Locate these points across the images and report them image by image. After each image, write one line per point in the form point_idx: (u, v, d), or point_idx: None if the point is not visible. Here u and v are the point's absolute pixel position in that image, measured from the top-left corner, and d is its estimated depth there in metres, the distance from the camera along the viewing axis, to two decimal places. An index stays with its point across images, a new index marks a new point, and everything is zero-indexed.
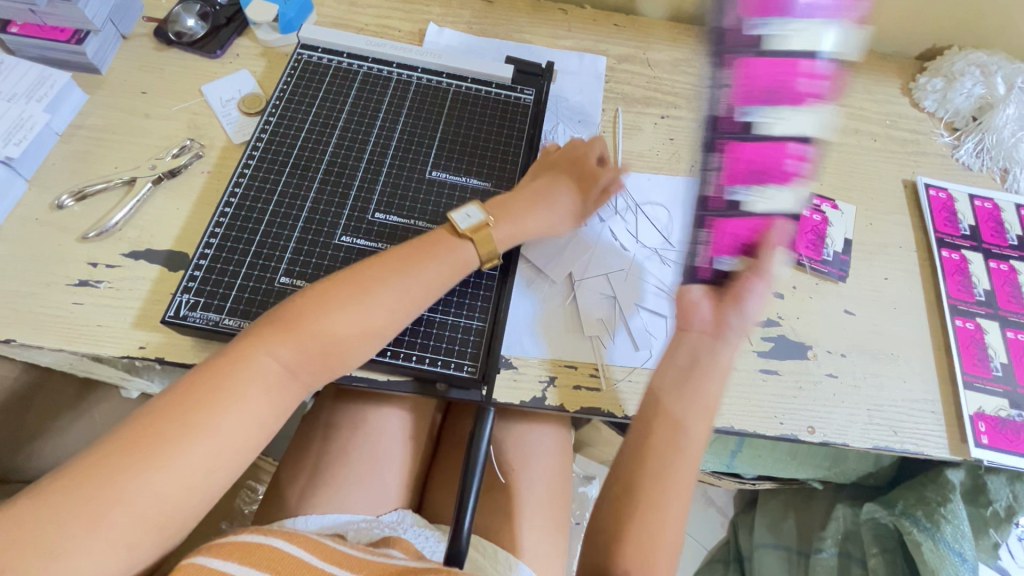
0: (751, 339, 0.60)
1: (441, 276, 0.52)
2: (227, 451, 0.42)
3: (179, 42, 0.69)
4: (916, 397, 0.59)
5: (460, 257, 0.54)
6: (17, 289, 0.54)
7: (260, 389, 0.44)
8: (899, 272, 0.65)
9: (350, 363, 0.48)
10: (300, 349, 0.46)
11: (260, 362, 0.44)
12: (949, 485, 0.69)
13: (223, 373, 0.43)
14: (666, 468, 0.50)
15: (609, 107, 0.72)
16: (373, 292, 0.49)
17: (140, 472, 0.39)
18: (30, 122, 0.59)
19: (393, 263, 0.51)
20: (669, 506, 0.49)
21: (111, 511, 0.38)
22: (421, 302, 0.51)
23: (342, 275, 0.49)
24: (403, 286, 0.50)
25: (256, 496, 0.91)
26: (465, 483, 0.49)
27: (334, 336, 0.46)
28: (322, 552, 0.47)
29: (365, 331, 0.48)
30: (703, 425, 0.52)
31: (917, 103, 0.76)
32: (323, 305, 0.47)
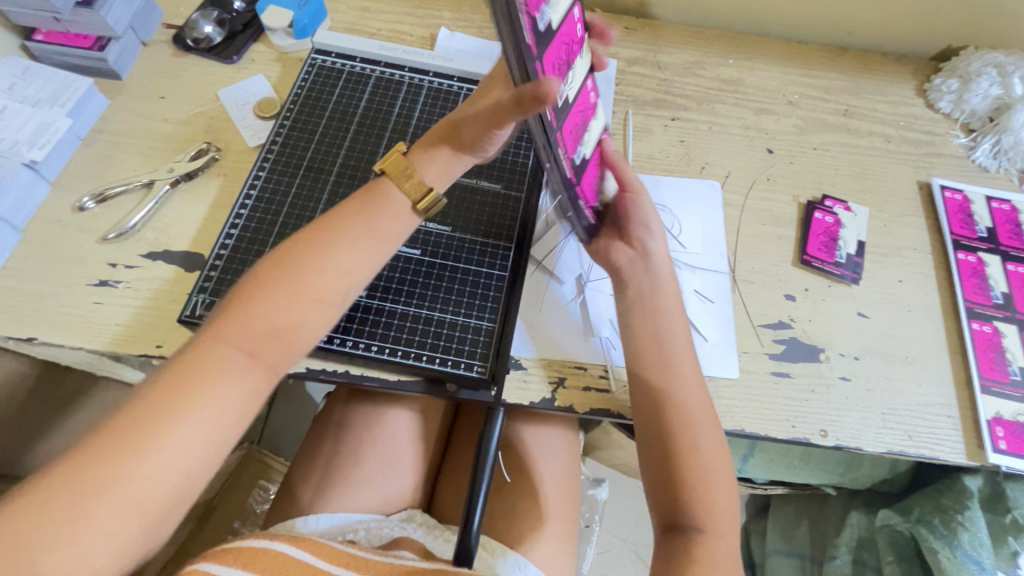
0: (762, 341, 0.59)
1: (379, 238, 0.50)
2: (198, 439, 0.40)
3: (196, 48, 0.70)
4: (932, 401, 0.58)
5: (394, 213, 0.52)
6: (39, 288, 0.56)
7: (229, 377, 0.42)
8: (914, 275, 0.64)
9: (309, 340, 0.47)
10: (249, 333, 0.43)
11: (217, 352, 0.42)
12: (967, 492, 0.68)
13: (187, 369, 0.41)
14: (683, 407, 0.49)
15: (619, 109, 0.72)
16: (308, 267, 0.47)
17: (121, 470, 0.37)
18: (53, 126, 0.61)
19: (331, 233, 0.49)
20: (704, 443, 0.49)
21: (99, 510, 0.37)
22: (362, 267, 0.49)
23: (279, 255, 0.47)
24: (341, 255, 0.48)
25: (268, 495, 0.92)
26: (474, 479, 0.49)
27: (274, 314, 0.45)
28: (328, 554, 0.47)
29: (309, 305, 0.46)
30: (686, 353, 0.52)
31: (931, 105, 0.75)
32: (258, 289, 0.45)
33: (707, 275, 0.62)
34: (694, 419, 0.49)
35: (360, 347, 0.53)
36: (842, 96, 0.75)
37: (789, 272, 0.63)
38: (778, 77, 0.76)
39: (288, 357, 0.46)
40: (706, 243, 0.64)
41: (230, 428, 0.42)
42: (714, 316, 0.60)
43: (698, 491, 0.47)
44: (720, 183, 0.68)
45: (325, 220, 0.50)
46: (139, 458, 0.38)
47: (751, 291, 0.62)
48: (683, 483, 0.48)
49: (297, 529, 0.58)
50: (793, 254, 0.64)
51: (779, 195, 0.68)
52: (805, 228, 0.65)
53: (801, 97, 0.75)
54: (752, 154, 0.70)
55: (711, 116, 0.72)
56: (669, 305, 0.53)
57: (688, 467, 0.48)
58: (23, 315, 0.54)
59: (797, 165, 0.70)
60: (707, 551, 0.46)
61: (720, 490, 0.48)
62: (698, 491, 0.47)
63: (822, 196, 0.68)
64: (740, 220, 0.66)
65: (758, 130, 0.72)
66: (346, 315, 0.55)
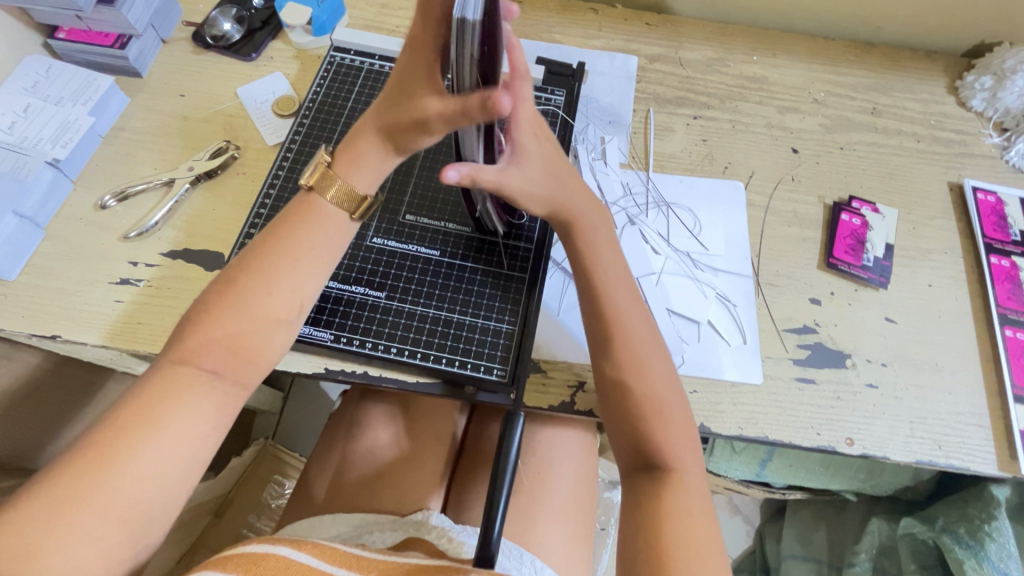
0: (786, 346, 0.58)
1: (323, 246, 0.48)
2: (174, 454, 0.42)
3: (216, 46, 0.70)
4: (962, 410, 0.56)
5: (333, 219, 0.49)
6: (63, 286, 0.56)
7: (197, 394, 0.44)
8: (944, 280, 0.63)
9: (264, 359, 0.47)
10: (205, 353, 0.44)
11: (179, 372, 0.44)
12: (995, 502, 0.67)
13: (154, 388, 0.43)
14: (632, 358, 0.48)
15: (641, 108, 0.70)
16: (249, 286, 0.46)
17: (99, 483, 0.39)
18: (75, 125, 0.61)
19: (267, 252, 0.47)
20: (661, 393, 0.48)
21: (80, 520, 0.38)
22: (309, 278, 0.48)
23: (225, 275, 0.47)
24: (283, 269, 0.47)
25: (283, 492, 0.94)
26: (495, 483, 0.49)
27: (229, 333, 0.45)
28: (331, 556, 0.47)
29: (263, 323, 0.46)
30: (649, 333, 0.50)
31: (963, 103, 0.73)
32: (207, 312, 0.45)
33: (730, 278, 0.61)
34: (649, 371, 0.48)
35: (380, 349, 0.53)
36: (870, 94, 0.73)
37: (815, 275, 0.62)
38: (803, 74, 0.74)
39: (248, 375, 0.46)
40: (728, 244, 0.63)
41: (201, 437, 0.44)
42: (738, 319, 0.59)
43: (667, 447, 0.46)
44: (744, 184, 0.66)
45: (264, 235, 0.48)
46: (113, 465, 0.40)
47: (776, 294, 0.61)
48: (650, 434, 0.47)
49: (316, 531, 0.58)
50: (818, 257, 0.63)
51: (804, 196, 0.66)
52: (831, 231, 0.64)
53: (828, 95, 0.73)
54: (777, 154, 0.69)
55: (734, 115, 0.71)
56: (608, 255, 0.52)
57: (649, 417, 0.47)
58: (47, 312, 0.55)
59: (823, 165, 0.68)
60: (679, 498, 0.44)
61: (683, 437, 0.47)
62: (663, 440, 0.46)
63: (849, 197, 0.66)
64: (764, 221, 0.65)
65: (783, 129, 0.70)
66: (365, 316, 0.54)
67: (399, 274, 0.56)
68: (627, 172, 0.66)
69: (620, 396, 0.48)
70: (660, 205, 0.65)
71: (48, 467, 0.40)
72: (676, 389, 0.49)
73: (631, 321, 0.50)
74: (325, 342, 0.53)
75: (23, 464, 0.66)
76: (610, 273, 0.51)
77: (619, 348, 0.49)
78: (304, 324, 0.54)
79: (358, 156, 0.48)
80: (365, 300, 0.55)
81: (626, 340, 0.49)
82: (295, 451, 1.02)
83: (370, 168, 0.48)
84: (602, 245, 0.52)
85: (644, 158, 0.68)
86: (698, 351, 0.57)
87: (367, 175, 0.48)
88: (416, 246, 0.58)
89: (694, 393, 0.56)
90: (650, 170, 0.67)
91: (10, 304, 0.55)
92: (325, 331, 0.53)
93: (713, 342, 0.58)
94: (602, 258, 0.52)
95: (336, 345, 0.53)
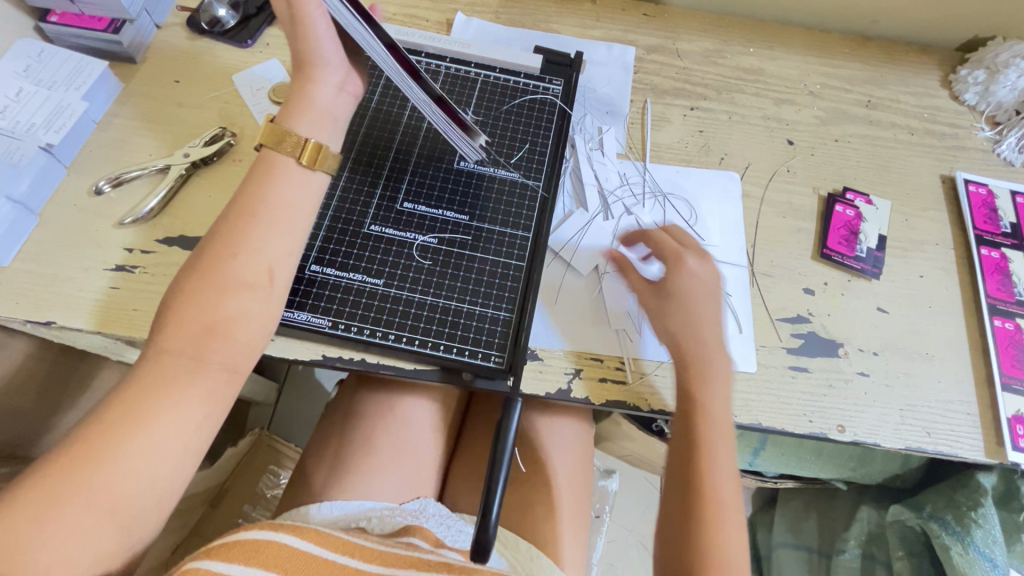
0: (779, 335, 0.59)
1: (291, 215, 0.49)
2: (165, 445, 0.42)
3: (211, 32, 0.69)
4: (951, 399, 0.57)
5: (300, 188, 0.50)
6: (57, 272, 0.56)
7: (185, 382, 0.44)
8: (935, 271, 0.63)
9: (249, 337, 0.47)
10: (187, 336, 0.44)
11: (165, 360, 0.44)
12: (981, 490, 0.68)
13: (142, 380, 0.43)
14: (710, 453, 0.51)
15: (638, 98, 0.71)
16: (222, 265, 0.46)
17: (90, 476, 0.40)
18: (69, 109, 0.60)
19: (240, 224, 0.48)
20: (720, 485, 0.51)
21: (72, 514, 0.39)
22: (281, 249, 0.48)
23: (196, 257, 0.47)
24: (256, 244, 0.47)
25: (279, 481, 0.94)
26: (492, 471, 0.49)
27: (209, 313, 0.45)
28: (333, 543, 0.48)
29: (236, 296, 0.46)
30: (722, 372, 0.53)
31: (956, 97, 0.73)
32: (181, 296, 0.45)
33: (724, 267, 0.62)
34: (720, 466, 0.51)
35: (378, 336, 0.53)
36: (865, 87, 0.74)
37: (809, 266, 0.63)
38: (800, 66, 0.74)
39: (239, 357, 0.47)
40: (724, 236, 0.63)
41: (192, 428, 0.44)
42: (732, 308, 0.60)
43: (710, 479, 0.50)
44: (740, 174, 0.67)
45: (232, 210, 0.49)
46: (104, 460, 0.40)
47: (770, 284, 0.61)
48: (700, 463, 0.51)
49: (311, 516, 0.58)
50: (813, 247, 0.63)
51: (799, 187, 0.67)
52: (825, 222, 0.64)
53: (823, 88, 0.73)
54: (773, 146, 0.69)
55: (731, 106, 0.71)
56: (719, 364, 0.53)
57: (707, 504, 0.50)
58: (40, 298, 0.55)
59: (818, 157, 0.69)
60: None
61: (732, 528, 0.50)
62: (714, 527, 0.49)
63: (843, 189, 0.67)
64: (759, 211, 0.65)
65: (779, 121, 0.71)
66: (362, 303, 0.54)
67: (397, 262, 0.56)
68: (624, 162, 0.67)
69: (684, 425, 0.52)
70: (657, 195, 0.65)
71: (48, 456, 0.40)
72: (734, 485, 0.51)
73: (717, 418, 0.52)
74: (322, 329, 0.53)
75: (18, 451, 0.66)
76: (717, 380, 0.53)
77: (701, 437, 0.51)
78: (302, 311, 0.53)
79: (298, 101, 0.51)
80: (363, 287, 0.55)
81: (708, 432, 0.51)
82: (291, 441, 1.02)
83: (305, 109, 0.51)
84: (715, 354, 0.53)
85: (641, 148, 0.68)
86: None
87: (304, 116, 0.51)
88: (414, 233, 0.58)
89: None
90: (647, 160, 0.67)
91: (4, 290, 0.55)
92: (322, 318, 0.53)
93: None
94: (704, 339, 0.54)
95: (334, 331, 0.53)
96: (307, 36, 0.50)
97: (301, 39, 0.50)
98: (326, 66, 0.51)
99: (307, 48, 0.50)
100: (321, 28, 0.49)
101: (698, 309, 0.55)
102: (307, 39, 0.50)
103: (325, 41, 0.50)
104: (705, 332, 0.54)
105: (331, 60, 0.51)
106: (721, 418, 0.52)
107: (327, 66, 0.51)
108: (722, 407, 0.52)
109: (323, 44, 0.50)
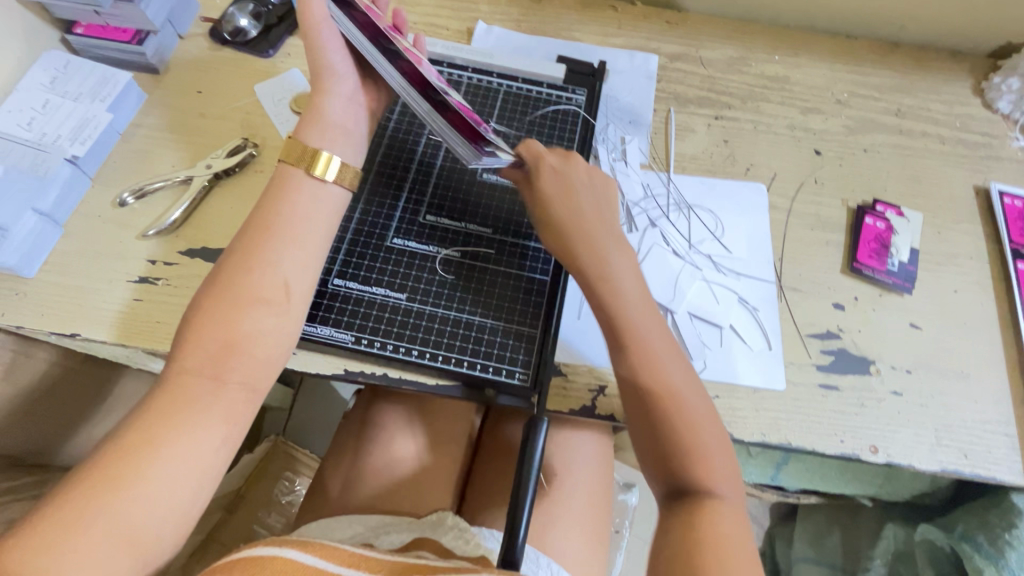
0: (809, 352, 0.58)
1: (306, 225, 0.49)
2: (188, 468, 0.42)
3: (233, 42, 0.69)
4: (988, 420, 0.55)
5: (316, 202, 0.50)
6: (82, 284, 0.56)
7: (207, 402, 0.44)
8: (970, 286, 0.62)
9: (269, 353, 0.47)
10: (207, 355, 0.44)
11: (187, 380, 0.44)
12: (1014, 511, 0.64)
13: (164, 400, 0.43)
14: (675, 401, 0.46)
15: (661, 107, 0.70)
16: (238, 279, 0.46)
17: (110, 501, 0.39)
18: (94, 121, 0.60)
19: (257, 238, 0.48)
20: (710, 462, 0.44)
21: (91, 540, 0.38)
22: (297, 263, 0.48)
23: (215, 272, 0.47)
24: (272, 257, 0.47)
25: (295, 488, 0.94)
26: (519, 491, 0.48)
27: (227, 330, 0.45)
28: (339, 557, 0.46)
29: (251, 310, 0.46)
30: (655, 325, 0.49)
31: (989, 105, 0.72)
32: (198, 312, 0.46)
33: (752, 282, 0.60)
34: (699, 460, 0.44)
35: (401, 351, 0.53)
36: (894, 95, 0.72)
37: (838, 280, 0.61)
38: (826, 74, 0.73)
39: (261, 374, 0.46)
40: (752, 249, 0.62)
41: (214, 449, 0.44)
42: (760, 324, 0.58)
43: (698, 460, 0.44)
44: (766, 186, 0.66)
45: (249, 224, 0.49)
46: (128, 485, 0.40)
47: (798, 299, 0.60)
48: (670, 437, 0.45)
49: (331, 529, 0.57)
50: (841, 261, 0.62)
51: (827, 199, 0.65)
52: (854, 234, 0.63)
53: (850, 96, 0.72)
54: (799, 156, 0.68)
55: (756, 115, 0.70)
56: (619, 262, 0.50)
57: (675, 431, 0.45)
58: (66, 311, 0.55)
59: (846, 167, 0.67)
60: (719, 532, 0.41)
61: (699, 421, 0.45)
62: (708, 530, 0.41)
63: (873, 200, 0.65)
64: (786, 224, 0.64)
65: (806, 130, 0.69)
66: (385, 318, 0.54)
67: (421, 275, 0.56)
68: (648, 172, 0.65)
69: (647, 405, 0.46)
70: (681, 207, 0.64)
71: (72, 476, 0.40)
72: (716, 427, 0.46)
73: (667, 366, 0.47)
74: (345, 344, 0.53)
75: (41, 459, 0.66)
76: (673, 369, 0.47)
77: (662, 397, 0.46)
78: (325, 325, 0.53)
79: (310, 113, 0.51)
80: (386, 301, 0.54)
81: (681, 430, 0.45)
82: (306, 448, 1.02)
83: (317, 121, 0.52)
84: (657, 343, 0.48)
85: (665, 159, 0.67)
86: (721, 355, 0.57)
87: (314, 127, 0.51)
88: (437, 247, 0.57)
89: (716, 398, 0.55)
90: (671, 171, 0.66)
91: (29, 302, 0.55)
92: (345, 332, 0.53)
93: (735, 346, 0.57)
94: (626, 297, 0.49)
95: (356, 346, 0.53)
96: (316, 51, 0.51)
97: (312, 53, 0.51)
98: (339, 79, 0.52)
99: (320, 64, 0.51)
100: (331, 42, 0.51)
101: (579, 205, 0.51)
102: (317, 52, 0.51)
103: (335, 52, 0.51)
104: (624, 282, 0.50)
105: (342, 73, 0.52)
106: (692, 386, 0.47)
107: (340, 77, 0.52)
108: (685, 374, 0.47)
109: (331, 55, 0.51)
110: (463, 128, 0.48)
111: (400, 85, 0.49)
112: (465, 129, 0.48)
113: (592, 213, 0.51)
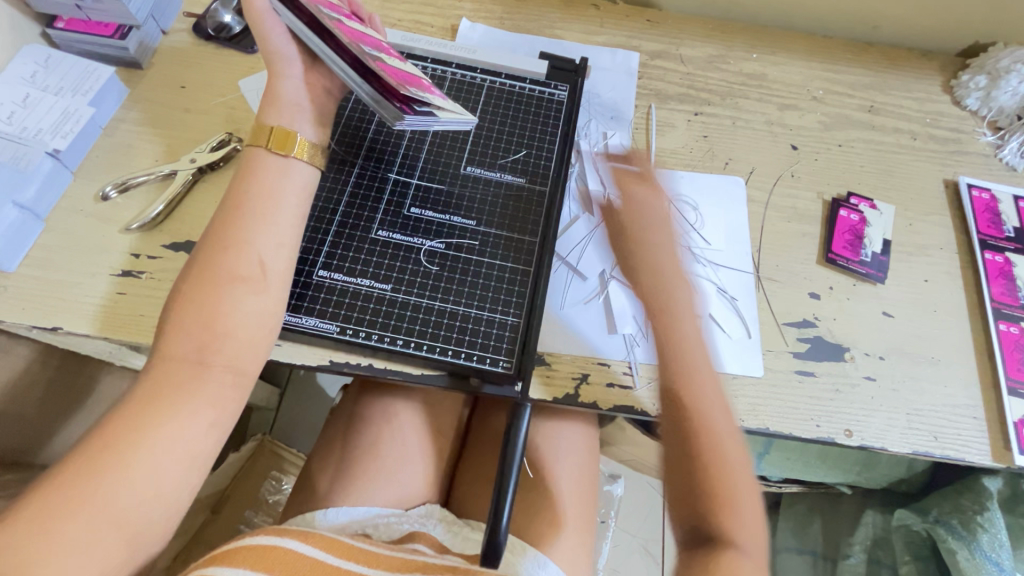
0: (786, 339, 0.59)
1: (280, 205, 0.50)
2: (174, 453, 0.42)
3: (217, 38, 0.70)
4: (958, 403, 0.57)
5: (290, 183, 0.51)
6: (64, 278, 0.56)
7: (190, 388, 0.44)
8: (940, 275, 0.64)
9: (249, 335, 0.47)
10: (189, 338, 0.45)
11: (170, 366, 0.44)
12: (986, 493, 0.69)
13: (149, 386, 0.43)
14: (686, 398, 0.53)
15: (643, 103, 0.71)
16: (215, 260, 0.47)
17: (96, 488, 0.39)
18: (76, 115, 0.60)
19: (232, 219, 0.48)
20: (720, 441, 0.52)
21: (76, 528, 0.38)
22: (273, 241, 0.49)
23: (193, 257, 0.48)
24: (246, 237, 0.48)
25: (281, 487, 0.94)
26: (503, 474, 0.48)
27: (205, 310, 0.45)
28: (338, 549, 0.47)
29: (228, 291, 0.46)
30: (698, 347, 0.56)
31: (957, 102, 0.74)
32: (178, 296, 0.46)
33: (731, 273, 0.62)
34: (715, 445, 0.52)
35: (386, 340, 0.53)
36: (867, 92, 0.74)
37: (814, 270, 0.63)
38: (802, 72, 0.75)
39: (244, 358, 0.47)
40: (730, 240, 0.64)
41: (199, 435, 0.44)
42: (738, 314, 0.60)
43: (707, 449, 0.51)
44: (744, 179, 0.67)
45: (224, 207, 0.49)
46: (113, 474, 0.40)
47: (776, 289, 0.61)
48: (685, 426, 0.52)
49: (317, 522, 0.57)
50: (817, 252, 0.64)
51: (804, 192, 0.67)
52: (830, 227, 0.65)
53: (826, 93, 0.74)
54: (777, 150, 0.69)
55: (735, 111, 0.72)
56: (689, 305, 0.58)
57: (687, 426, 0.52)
58: (46, 304, 0.54)
59: (821, 162, 0.69)
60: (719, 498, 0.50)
61: (715, 408, 0.53)
62: (717, 468, 0.51)
63: (847, 194, 0.67)
64: (764, 217, 0.65)
65: (782, 127, 0.71)
66: (370, 308, 0.54)
67: (405, 266, 0.56)
68: (630, 167, 0.67)
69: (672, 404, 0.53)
70: (662, 200, 0.65)
71: (53, 469, 0.40)
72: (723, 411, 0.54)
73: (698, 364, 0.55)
74: (330, 334, 0.53)
75: (23, 457, 0.66)
76: (703, 380, 0.54)
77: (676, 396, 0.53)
78: (310, 317, 0.53)
79: (267, 97, 0.53)
80: (370, 292, 0.55)
81: (701, 428, 0.52)
82: (293, 447, 1.02)
83: (277, 104, 0.53)
84: (704, 372, 0.55)
85: (646, 154, 0.68)
86: (700, 344, 0.58)
87: (272, 108, 0.53)
88: (421, 239, 0.58)
89: None
90: (652, 165, 0.67)
91: (9, 297, 0.54)
92: (330, 323, 0.53)
93: (714, 336, 0.58)
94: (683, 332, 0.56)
95: (342, 336, 0.53)
96: (263, 39, 0.52)
97: (260, 44, 0.53)
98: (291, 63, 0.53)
99: (267, 50, 0.53)
100: (275, 29, 0.52)
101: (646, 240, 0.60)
102: (265, 42, 0.53)
103: (278, 38, 0.52)
104: (687, 300, 0.58)
105: (292, 57, 0.53)
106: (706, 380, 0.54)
107: (290, 61, 0.53)
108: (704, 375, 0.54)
109: (278, 40, 0.52)
110: (398, 97, 0.49)
111: (342, 66, 0.50)
112: (399, 97, 0.49)
113: (647, 263, 0.59)
